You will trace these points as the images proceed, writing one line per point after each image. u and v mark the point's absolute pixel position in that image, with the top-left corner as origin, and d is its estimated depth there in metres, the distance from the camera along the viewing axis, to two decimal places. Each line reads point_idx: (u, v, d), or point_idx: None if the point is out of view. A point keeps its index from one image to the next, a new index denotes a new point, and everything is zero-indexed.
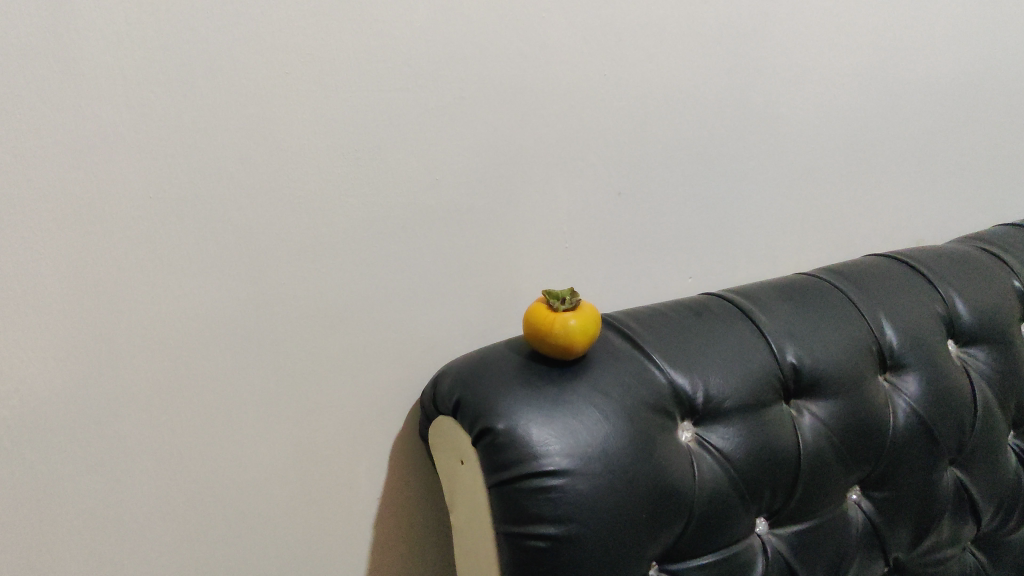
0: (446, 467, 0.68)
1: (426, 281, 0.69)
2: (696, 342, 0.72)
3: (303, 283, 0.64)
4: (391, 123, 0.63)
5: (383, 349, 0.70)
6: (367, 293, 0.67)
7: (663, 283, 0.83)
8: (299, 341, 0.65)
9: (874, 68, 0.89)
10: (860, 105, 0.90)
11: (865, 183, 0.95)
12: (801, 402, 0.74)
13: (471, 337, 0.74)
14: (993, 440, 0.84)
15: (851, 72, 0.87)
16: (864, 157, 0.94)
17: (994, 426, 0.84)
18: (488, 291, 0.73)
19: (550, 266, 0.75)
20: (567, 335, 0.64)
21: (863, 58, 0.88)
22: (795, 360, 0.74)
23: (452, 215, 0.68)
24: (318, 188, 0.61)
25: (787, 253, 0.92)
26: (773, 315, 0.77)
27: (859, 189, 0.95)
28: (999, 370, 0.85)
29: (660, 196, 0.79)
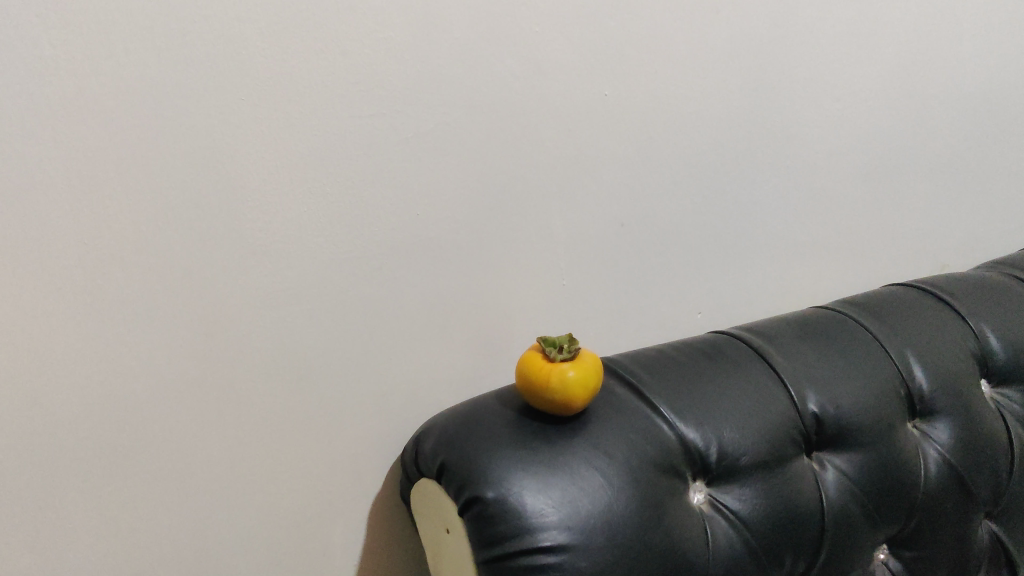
0: (430, 533, 0.61)
1: (408, 328, 0.62)
2: (707, 390, 0.65)
3: (267, 335, 0.57)
4: (366, 157, 0.56)
5: (359, 404, 0.63)
6: (341, 339, 0.60)
7: (669, 321, 0.77)
8: (264, 398, 0.58)
9: (897, 82, 0.82)
10: (881, 122, 0.83)
11: (885, 205, 0.88)
12: (823, 454, 0.67)
13: (458, 384, 0.67)
14: None
15: (872, 87, 0.80)
16: (885, 179, 0.87)
17: None
18: (476, 334, 0.66)
19: (546, 306, 0.68)
20: (564, 389, 0.57)
21: (885, 72, 0.81)
22: (817, 409, 0.67)
23: (436, 254, 0.61)
24: (283, 230, 0.54)
25: (802, 284, 0.85)
26: (791, 357, 0.70)
27: (878, 212, 0.88)
28: None
29: (666, 226, 0.72)
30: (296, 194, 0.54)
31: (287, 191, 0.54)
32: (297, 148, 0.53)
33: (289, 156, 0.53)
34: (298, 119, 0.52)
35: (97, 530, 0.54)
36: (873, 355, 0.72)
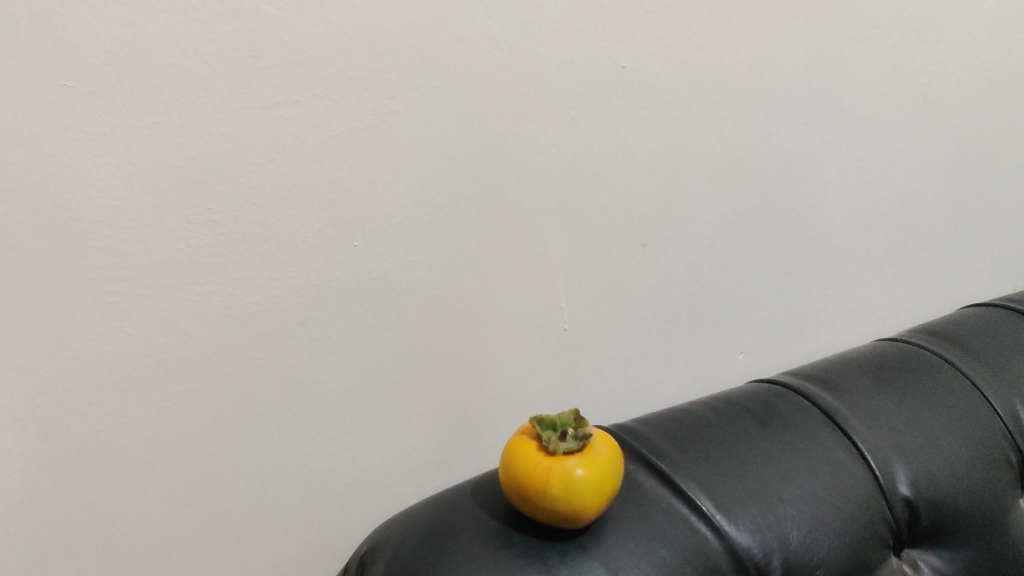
0: None
1: (352, 402, 0.43)
2: (764, 473, 0.47)
3: (134, 431, 0.38)
4: (272, 162, 0.37)
5: (282, 512, 0.43)
6: (256, 433, 0.41)
7: (702, 366, 0.57)
8: (137, 520, 0.39)
9: (1012, 48, 0.62)
10: (989, 100, 0.63)
11: (990, 209, 0.68)
12: (916, 551, 0.50)
13: (428, 474, 0.48)
14: None
15: (979, 54, 0.60)
16: (987, 173, 0.66)
17: None
18: (451, 406, 0.47)
19: (542, 360, 0.50)
20: (567, 499, 0.39)
21: (996, 34, 0.60)
22: (909, 492, 0.49)
23: (388, 301, 0.42)
24: (148, 277, 0.36)
25: (872, 310, 0.65)
26: (868, 415, 0.52)
27: (982, 218, 0.68)
28: None
29: (703, 245, 0.53)
30: (167, 224, 0.35)
31: (151, 220, 0.35)
32: (160, 154, 0.34)
33: (147, 166, 0.34)
34: (159, 112, 0.34)
35: None
36: (974, 407, 0.54)
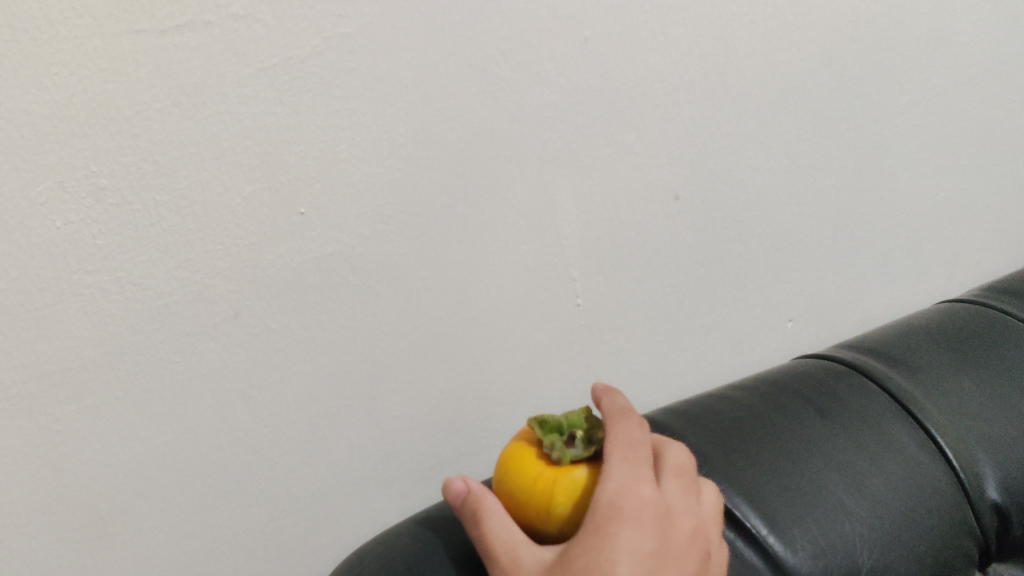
0: None
1: (310, 407, 0.34)
2: (824, 478, 0.38)
3: (16, 466, 0.29)
4: (179, 107, 0.27)
5: (226, 544, 0.35)
6: (182, 454, 0.32)
7: (743, 339, 0.48)
8: (33, 570, 0.30)
9: None
10: None
11: None
12: (1005, 567, 0.41)
13: (413, 485, 0.39)
14: None
15: None
16: None
17: None
18: (436, 403, 0.38)
19: (549, 342, 0.40)
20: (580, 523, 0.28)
21: None
22: (999, 495, 0.40)
23: (350, 282, 0.33)
24: (14, 267, 0.26)
25: (940, 264, 0.55)
26: (946, 399, 0.43)
27: None
28: None
29: (746, 195, 0.43)
30: (33, 195, 0.26)
31: (10, 190, 0.25)
32: (13, 100, 0.24)
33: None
34: (6, 41, 0.24)
35: None
36: None
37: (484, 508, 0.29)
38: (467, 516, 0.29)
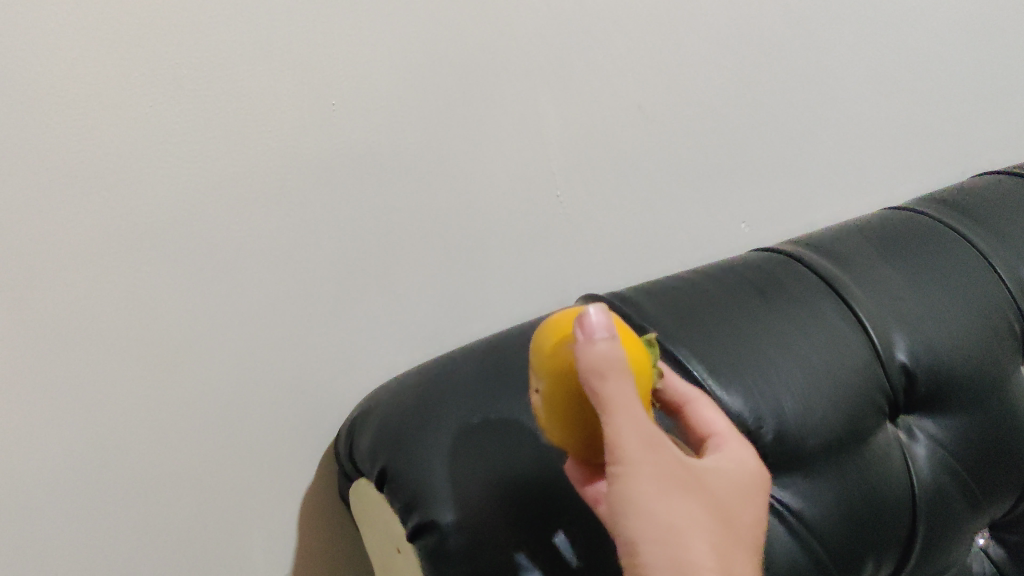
0: (378, 554, 0.44)
1: (337, 269, 0.43)
2: (759, 339, 0.47)
3: (112, 299, 0.37)
4: (240, 16, 0.35)
5: (269, 380, 0.43)
6: (237, 300, 0.40)
7: (704, 238, 0.55)
8: (124, 389, 0.38)
9: None
10: None
11: (1001, 77, 0.66)
12: (911, 418, 0.49)
13: (420, 346, 0.47)
14: None
15: None
16: (998, 37, 0.64)
17: None
18: (439, 276, 0.46)
19: (535, 229, 0.48)
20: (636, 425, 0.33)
21: None
22: (907, 359, 0.49)
23: (369, 166, 0.41)
24: (117, 138, 0.34)
25: (879, 182, 0.62)
26: (868, 282, 0.51)
27: (993, 86, 0.65)
28: None
29: (703, 109, 0.51)
30: (132, 80, 0.34)
31: (114, 76, 0.34)
32: (117, 6, 0.33)
33: (105, 20, 0.33)
34: None
35: None
36: (979, 278, 0.54)
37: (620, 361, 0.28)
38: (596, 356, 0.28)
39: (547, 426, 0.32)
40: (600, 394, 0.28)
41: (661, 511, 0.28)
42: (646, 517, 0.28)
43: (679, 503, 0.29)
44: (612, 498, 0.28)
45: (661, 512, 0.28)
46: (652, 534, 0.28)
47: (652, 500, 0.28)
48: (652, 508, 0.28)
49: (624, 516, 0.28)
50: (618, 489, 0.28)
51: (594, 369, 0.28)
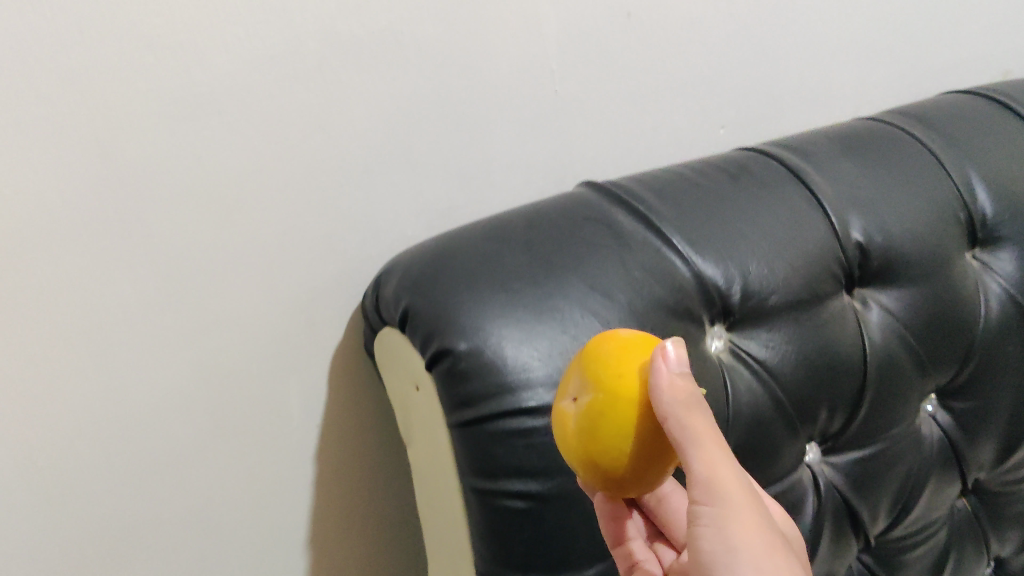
0: (398, 395, 0.52)
1: (365, 144, 0.50)
2: (732, 216, 0.53)
3: (177, 154, 0.44)
4: None
5: (305, 240, 0.50)
6: (279, 166, 0.47)
7: (681, 135, 0.62)
8: (185, 232, 0.46)
9: None
10: None
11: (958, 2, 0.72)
12: (867, 291, 0.56)
13: (433, 220, 0.54)
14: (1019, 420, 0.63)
15: None
16: None
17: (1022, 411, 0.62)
18: (450, 157, 0.53)
19: (533, 119, 0.55)
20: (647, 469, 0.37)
21: None
22: (863, 239, 0.56)
23: (392, 52, 0.48)
24: (186, 15, 0.41)
25: (835, 94, 0.70)
26: (829, 175, 0.58)
27: (948, 11, 0.72)
28: None
29: (685, 18, 0.58)
30: None
31: None
32: None
33: None
34: None
35: None
36: (930, 175, 0.60)
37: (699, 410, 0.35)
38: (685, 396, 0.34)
39: (578, 442, 0.36)
40: (688, 422, 0.34)
41: (755, 546, 0.34)
42: (747, 554, 0.34)
43: (778, 559, 0.34)
44: (710, 547, 0.35)
45: (757, 548, 0.34)
46: (752, 565, 0.34)
47: (749, 536, 0.34)
48: (750, 548, 0.34)
49: (720, 555, 0.34)
50: (717, 539, 0.35)
51: (680, 398, 0.34)
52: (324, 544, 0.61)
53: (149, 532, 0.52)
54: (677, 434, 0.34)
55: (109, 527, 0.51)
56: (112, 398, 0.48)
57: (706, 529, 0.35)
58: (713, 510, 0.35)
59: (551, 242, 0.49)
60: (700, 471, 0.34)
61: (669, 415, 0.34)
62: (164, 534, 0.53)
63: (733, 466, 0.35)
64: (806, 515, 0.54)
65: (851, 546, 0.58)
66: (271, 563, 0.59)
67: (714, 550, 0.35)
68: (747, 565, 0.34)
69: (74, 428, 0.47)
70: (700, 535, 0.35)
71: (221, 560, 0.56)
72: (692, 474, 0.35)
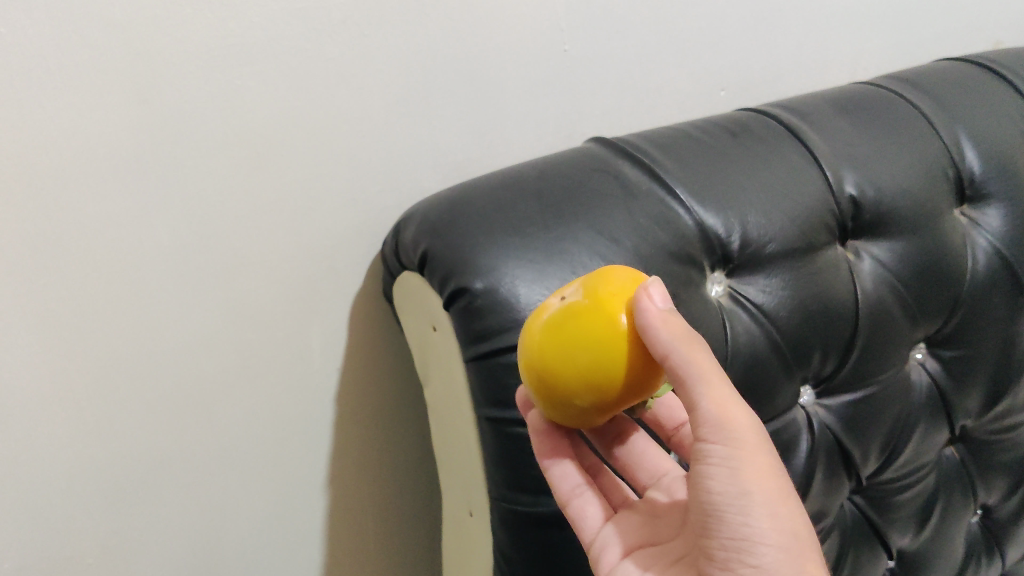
0: (417, 337, 0.55)
1: (386, 97, 0.53)
2: (731, 169, 0.56)
3: (211, 103, 0.47)
4: None
5: (327, 188, 0.53)
6: (305, 115, 0.50)
7: (681, 95, 0.66)
8: (217, 178, 0.49)
9: None
10: None
11: None
12: (859, 243, 0.59)
13: (446, 171, 0.58)
14: (1006, 374, 0.66)
15: None
16: None
17: (1010, 367, 0.66)
18: (463, 111, 0.57)
19: (540, 76, 0.58)
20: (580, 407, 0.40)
21: None
22: (856, 193, 0.58)
23: (411, 9, 0.51)
24: None
25: (830, 58, 0.73)
26: (824, 134, 0.61)
27: None
28: (1019, 236, 0.64)
29: None
30: None
31: None
32: None
33: None
34: None
35: (33, 333, 0.47)
36: (921, 135, 0.63)
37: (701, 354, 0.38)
38: (684, 336, 0.37)
39: (547, 331, 0.39)
40: (696, 362, 0.37)
41: (767, 488, 0.38)
42: (760, 497, 0.38)
43: (784, 504, 0.38)
44: (726, 486, 0.38)
45: (771, 492, 0.38)
46: (767, 507, 0.38)
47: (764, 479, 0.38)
48: (766, 492, 0.38)
49: (735, 497, 0.38)
50: (731, 479, 0.38)
51: (688, 346, 0.37)
52: (343, 482, 0.65)
53: (179, 463, 0.56)
54: (691, 377, 0.38)
55: (143, 457, 0.54)
56: (148, 335, 0.51)
57: (720, 471, 0.38)
58: (725, 451, 0.38)
59: (561, 190, 0.52)
60: (716, 414, 0.38)
61: (670, 350, 0.37)
62: (194, 466, 0.57)
63: (747, 411, 0.39)
64: (799, 453, 0.58)
65: (844, 486, 0.62)
66: (293, 497, 0.63)
67: (727, 492, 0.38)
68: (761, 507, 0.38)
69: (113, 362, 0.50)
70: (710, 475, 0.39)
71: (246, 492, 0.60)
72: (708, 416, 0.38)
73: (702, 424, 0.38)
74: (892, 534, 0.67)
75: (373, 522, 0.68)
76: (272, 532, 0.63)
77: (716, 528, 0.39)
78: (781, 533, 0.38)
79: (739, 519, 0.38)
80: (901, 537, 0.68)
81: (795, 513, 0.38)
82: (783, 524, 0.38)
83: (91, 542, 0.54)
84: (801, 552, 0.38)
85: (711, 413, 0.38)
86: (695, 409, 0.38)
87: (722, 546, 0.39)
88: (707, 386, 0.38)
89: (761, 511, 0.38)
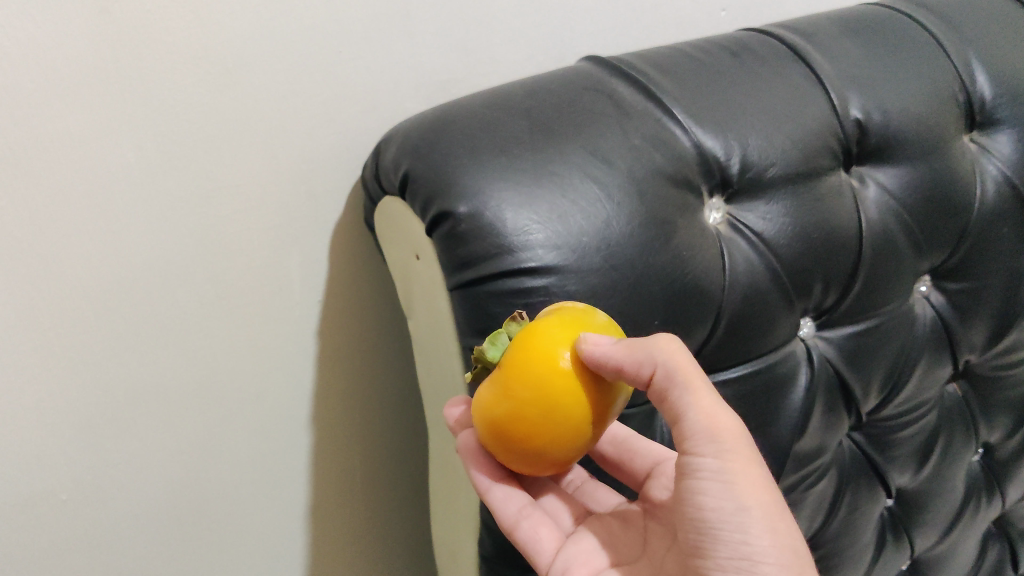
0: (401, 265, 0.53)
1: (364, 10, 0.50)
2: (731, 90, 0.53)
3: (178, 12, 0.44)
4: None
5: (304, 107, 0.51)
6: (278, 27, 0.47)
7: (671, 13, 0.63)
8: (184, 95, 0.46)
9: None
10: None
11: None
12: (864, 169, 0.56)
13: (430, 92, 0.55)
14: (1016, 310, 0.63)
15: None
16: None
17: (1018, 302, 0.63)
18: (446, 27, 0.53)
19: None
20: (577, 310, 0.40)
21: None
22: (862, 116, 0.55)
23: None
24: None
25: None
26: (829, 54, 0.58)
27: None
28: None
29: None
30: None
31: None
32: None
33: None
34: None
35: None
36: (931, 57, 0.60)
37: (690, 367, 0.37)
38: (667, 360, 0.37)
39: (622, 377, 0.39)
40: (681, 369, 0.37)
41: (763, 503, 0.37)
42: (757, 512, 0.37)
43: (783, 521, 0.37)
44: (718, 502, 0.37)
45: (767, 505, 0.37)
46: (765, 521, 0.37)
47: (762, 493, 0.37)
48: (762, 505, 0.37)
49: (733, 512, 0.37)
50: (725, 493, 0.37)
51: (673, 353, 0.37)
52: (326, 417, 0.63)
53: (154, 395, 0.54)
54: (679, 387, 0.37)
55: (115, 389, 0.52)
56: (117, 262, 0.48)
57: (713, 485, 0.37)
58: (717, 463, 0.37)
59: (551, 109, 0.49)
60: (705, 423, 0.37)
61: (651, 364, 0.36)
62: (171, 400, 0.55)
63: (736, 420, 0.38)
64: (798, 386, 0.56)
65: (843, 422, 0.60)
66: (275, 433, 0.61)
67: (721, 507, 0.37)
68: (759, 522, 0.37)
69: (80, 290, 0.48)
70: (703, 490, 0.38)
71: (228, 428, 0.59)
72: (698, 426, 0.37)
73: (691, 435, 0.37)
74: (892, 472, 0.66)
75: (359, 460, 0.67)
76: (255, 469, 0.62)
77: (712, 547, 0.38)
78: (780, 550, 0.37)
79: (738, 539, 0.37)
80: (900, 476, 0.66)
81: (790, 527, 0.38)
82: (781, 539, 0.37)
83: (64, 475, 0.52)
84: (800, 568, 0.37)
85: (699, 423, 0.37)
86: (682, 420, 0.38)
87: (719, 566, 0.38)
88: (690, 399, 0.37)
89: (759, 527, 0.37)
